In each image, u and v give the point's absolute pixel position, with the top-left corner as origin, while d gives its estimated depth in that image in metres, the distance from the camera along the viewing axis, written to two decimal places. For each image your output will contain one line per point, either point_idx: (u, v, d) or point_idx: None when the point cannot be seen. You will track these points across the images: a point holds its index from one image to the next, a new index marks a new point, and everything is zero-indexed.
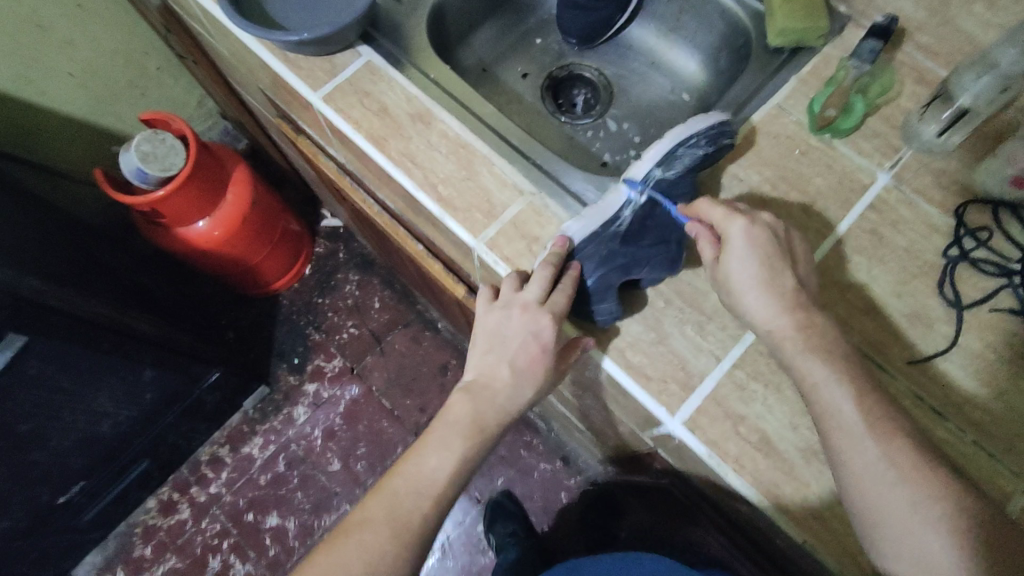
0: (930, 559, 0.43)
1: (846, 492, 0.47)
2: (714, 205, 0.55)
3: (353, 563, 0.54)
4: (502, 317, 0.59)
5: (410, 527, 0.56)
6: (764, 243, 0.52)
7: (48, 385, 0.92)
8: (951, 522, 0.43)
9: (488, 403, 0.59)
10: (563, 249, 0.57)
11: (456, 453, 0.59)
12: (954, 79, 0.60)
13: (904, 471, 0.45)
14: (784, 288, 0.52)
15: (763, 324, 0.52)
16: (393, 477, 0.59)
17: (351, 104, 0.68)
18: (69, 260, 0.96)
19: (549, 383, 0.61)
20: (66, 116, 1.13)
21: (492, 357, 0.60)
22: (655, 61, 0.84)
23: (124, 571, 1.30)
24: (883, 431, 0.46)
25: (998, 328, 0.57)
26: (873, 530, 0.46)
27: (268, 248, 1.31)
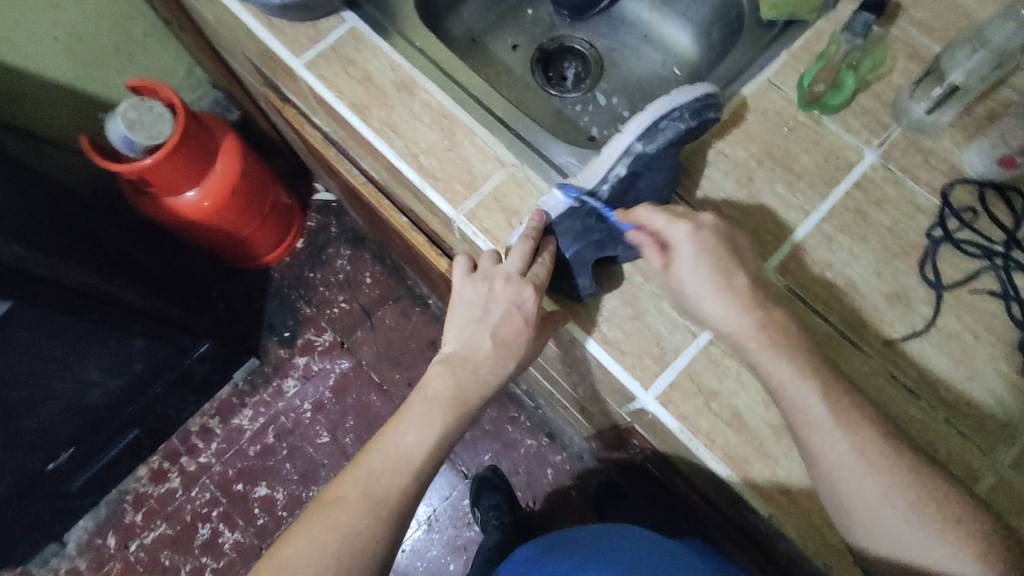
0: (901, 539, 0.47)
1: (819, 481, 0.50)
2: (655, 213, 0.54)
3: (330, 542, 0.53)
4: (483, 290, 0.59)
5: (387, 503, 0.55)
6: (711, 247, 0.53)
7: (35, 353, 0.91)
8: (917, 504, 0.47)
9: (470, 376, 0.58)
10: (541, 223, 0.57)
11: (436, 426, 0.58)
12: (946, 56, 0.60)
13: (872, 460, 0.48)
14: (738, 289, 0.53)
15: (724, 329, 0.53)
16: (369, 454, 0.58)
17: (335, 71, 0.67)
18: (48, 228, 0.94)
19: (532, 355, 0.60)
20: (49, 80, 1.11)
21: (474, 328, 0.59)
22: (647, 35, 0.83)
23: (115, 537, 1.31)
24: (849, 422, 0.49)
25: (977, 309, 0.57)
26: (847, 517, 0.49)
27: (258, 220, 1.30)
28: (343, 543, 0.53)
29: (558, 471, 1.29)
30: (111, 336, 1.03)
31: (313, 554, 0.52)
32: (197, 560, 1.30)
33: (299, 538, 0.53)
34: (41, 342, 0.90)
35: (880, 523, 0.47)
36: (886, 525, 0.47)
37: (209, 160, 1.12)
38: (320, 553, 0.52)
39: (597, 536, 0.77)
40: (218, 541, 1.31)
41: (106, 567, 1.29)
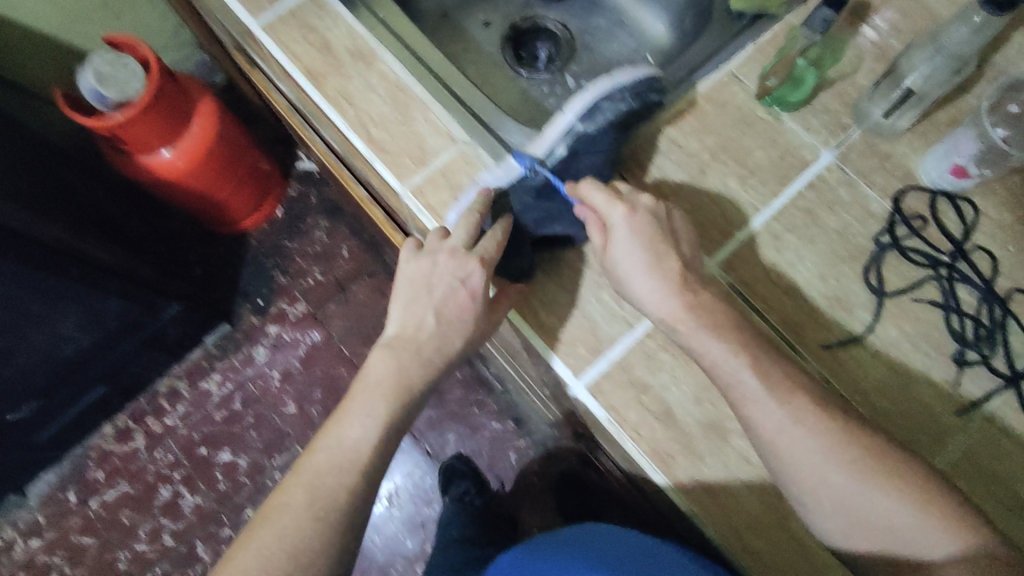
0: (842, 495, 0.47)
1: (762, 454, 0.50)
2: (598, 189, 0.54)
3: (278, 553, 0.50)
4: (427, 265, 0.57)
5: (333, 506, 0.52)
6: (647, 229, 0.53)
7: (17, 308, 0.92)
8: (853, 460, 0.47)
9: (412, 355, 0.56)
10: (486, 199, 0.57)
11: (378, 419, 0.55)
12: (903, 60, 0.58)
13: (808, 425, 0.48)
14: (667, 272, 0.53)
15: (656, 313, 0.53)
16: (312, 454, 0.55)
17: (293, 36, 0.66)
18: (27, 179, 0.92)
19: (480, 334, 0.58)
20: (27, 29, 1.10)
21: (418, 307, 0.57)
22: (622, 20, 0.82)
23: (76, 493, 1.32)
24: (783, 392, 0.49)
25: (917, 318, 0.56)
26: (792, 486, 0.48)
27: (232, 185, 1.28)
28: (291, 555, 0.50)
29: (521, 456, 1.29)
30: (86, 294, 1.03)
31: (260, 565, 0.49)
32: (157, 521, 1.31)
33: (246, 552, 0.50)
34: (21, 295, 0.91)
35: (827, 487, 0.47)
36: (833, 488, 0.47)
37: (184, 122, 1.10)
38: (267, 565, 0.49)
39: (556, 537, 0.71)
40: (178, 503, 1.32)
41: (66, 522, 1.30)
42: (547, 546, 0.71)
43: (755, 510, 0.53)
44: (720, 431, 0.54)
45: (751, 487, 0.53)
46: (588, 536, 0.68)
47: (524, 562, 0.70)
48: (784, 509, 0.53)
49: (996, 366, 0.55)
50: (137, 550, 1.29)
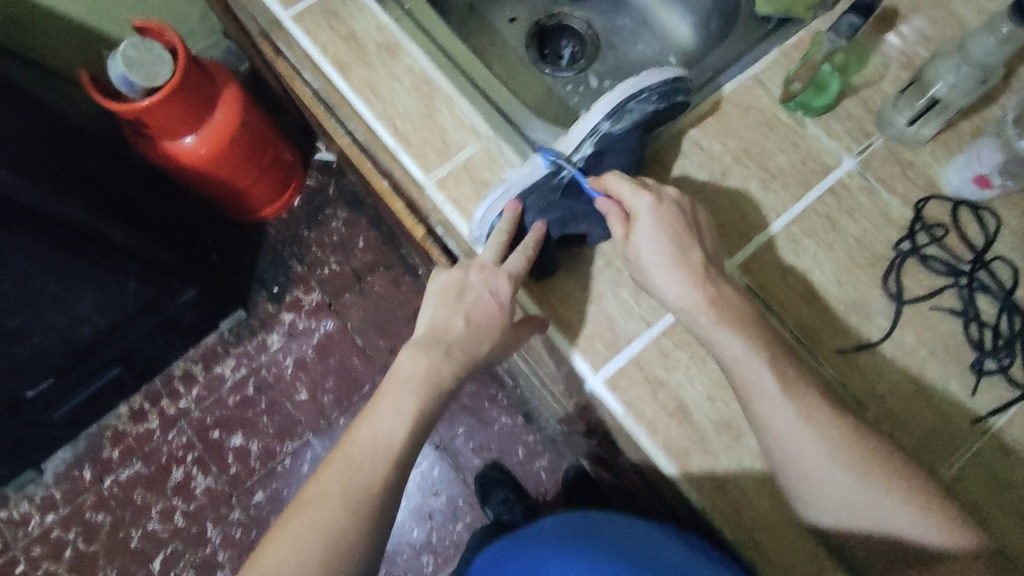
0: (844, 495, 0.48)
1: (772, 454, 0.50)
2: (622, 180, 0.55)
3: (311, 549, 0.46)
4: (457, 275, 0.56)
5: (369, 498, 0.49)
6: (670, 221, 0.53)
7: (33, 287, 0.95)
8: (858, 462, 0.48)
9: (442, 354, 0.54)
10: (515, 214, 0.56)
11: (411, 411, 0.52)
12: (931, 67, 0.58)
13: (818, 426, 0.49)
14: (694, 263, 0.53)
15: (678, 305, 0.53)
16: (345, 447, 0.52)
17: (321, 27, 0.67)
18: (43, 160, 0.93)
19: (506, 347, 0.56)
20: (57, 13, 1.12)
21: (447, 311, 0.55)
22: (647, 20, 0.82)
23: (91, 470, 1.34)
24: (796, 392, 0.50)
25: (934, 326, 0.56)
26: (801, 486, 0.49)
27: (255, 174, 1.30)
28: (325, 551, 0.46)
29: (530, 451, 1.30)
30: (102, 272, 1.04)
31: (294, 561, 0.45)
32: (169, 501, 1.33)
33: (277, 547, 0.46)
34: (33, 274, 0.93)
35: (836, 489, 0.48)
36: (842, 490, 0.48)
37: (208, 109, 1.12)
38: (301, 556, 0.45)
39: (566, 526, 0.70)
40: (190, 485, 1.34)
41: (80, 499, 1.33)
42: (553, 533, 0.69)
43: (767, 511, 0.53)
44: (732, 431, 0.55)
45: (762, 487, 0.54)
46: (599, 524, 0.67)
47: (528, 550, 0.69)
48: (796, 509, 0.53)
49: (1013, 376, 0.55)
50: (148, 529, 1.31)
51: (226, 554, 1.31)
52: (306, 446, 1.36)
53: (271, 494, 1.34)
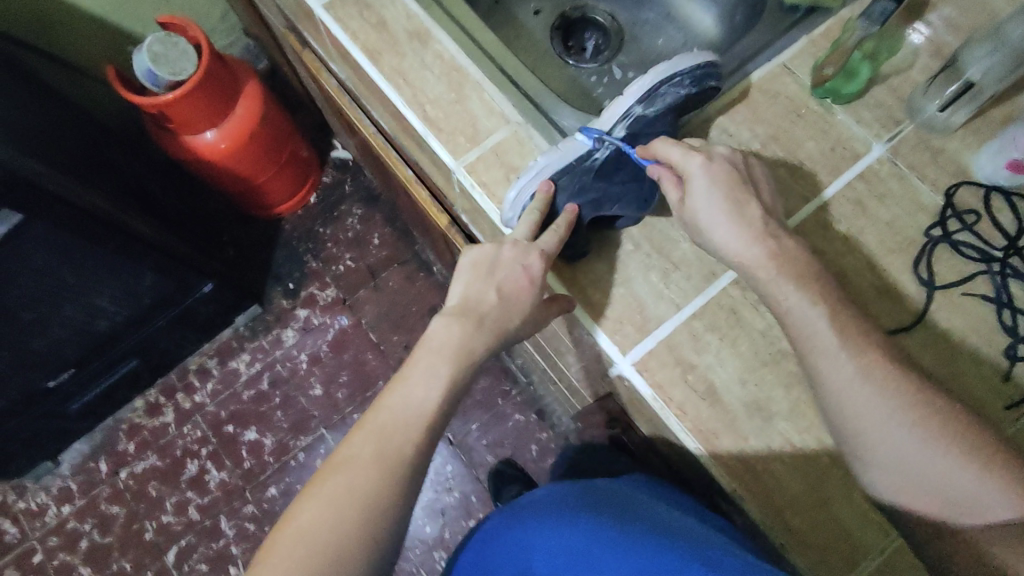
0: (900, 450, 0.48)
1: (828, 408, 0.50)
2: (669, 145, 0.56)
3: (348, 507, 0.47)
4: (490, 250, 0.57)
5: (402, 460, 0.50)
6: (724, 178, 0.54)
7: (51, 277, 0.96)
8: (917, 417, 0.48)
9: (475, 323, 0.55)
10: (548, 195, 0.57)
11: (443, 377, 0.53)
12: (963, 53, 0.58)
13: (876, 379, 0.48)
14: (752, 219, 0.53)
15: (737, 261, 0.54)
16: (376, 412, 0.53)
17: (351, 15, 0.67)
18: (64, 151, 0.93)
19: (535, 323, 0.57)
20: (83, 9, 1.13)
21: (479, 284, 0.56)
22: (671, 13, 0.83)
23: (106, 463, 1.35)
24: (855, 345, 0.50)
25: (966, 311, 0.56)
26: (854, 441, 0.49)
27: (272, 169, 1.30)
28: (360, 509, 0.47)
29: (543, 448, 1.30)
30: (125, 263, 1.04)
31: (331, 518, 0.47)
32: (183, 495, 1.33)
33: (314, 506, 0.47)
34: (51, 262, 0.93)
35: (890, 445, 0.48)
36: (897, 447, 0.48)
37: (230, 104, 1.13)
38: (339, 517, 0.47)
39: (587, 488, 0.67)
40: (204, 478, 1.34)
41: (95, 492, 1.33)
42: (554, 500, 0.65)
43: (798, 493, 0.53)
44: (763, 414, 0.55)
45: (793, 467, 0.54)
46: (603, 496, 0.64)
47: (523, 514, 0.64)
48: (827, 492, 0.53)
49: None
50: (162, 522, 1.32)
51: (239, 547, 1.30)
52: (319, 441, 1.36)
53: (285, 488, 1.34)
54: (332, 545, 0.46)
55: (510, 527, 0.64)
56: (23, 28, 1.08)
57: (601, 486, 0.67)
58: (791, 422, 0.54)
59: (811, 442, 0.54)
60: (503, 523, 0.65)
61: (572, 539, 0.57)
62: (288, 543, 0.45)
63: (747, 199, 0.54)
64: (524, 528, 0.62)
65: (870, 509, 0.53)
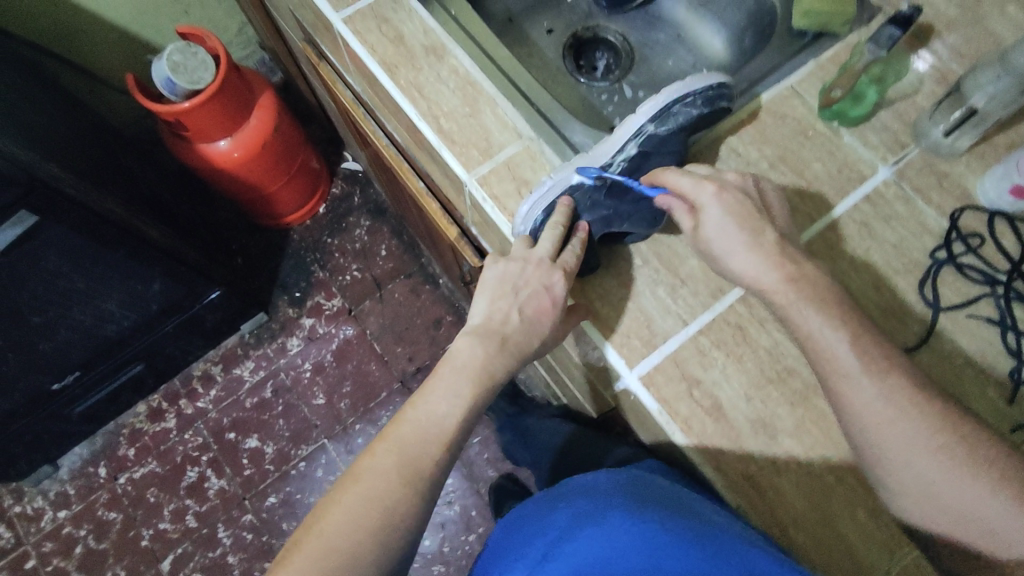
0: (928, 478, 0.48)
1: (851, 430, 0.50)
2: (681, 175, 0.56)
3: (366, 516, 0.49)
4: (514, 267, 0.58)
5: (421, 473, 0.52)
6: (737, 207, 0.54)
7: (62, 281, 0.97)
8: (944, 445, 0.47)
9: (496, 345, 0.56)
10: (569, 208, 0.58)
11: (465, 396, 0.55)
12: (969, 78, 0.59)
13: (901, 406, 0.48)
14: (768, 247, 0.53)
15: (754, 284, 0.54)
16: (397, 424, 0.54)
17: (369, 29, 0.69)
18: (82, 159, 0.95)
19: (553, 340, 0.59)
20: (105, 19, 1.16)
21: (503, 303, 0.58)
22: (682, 35, 0.85)
23: (106, 468, 1.35)
24: (877, 370, 0.49)
25: (971, 333, 0.56)
26: (877, 462, 0.49)
27: (285, 178, 1.32)
28: (378, 519, 0.49)
29: None
30: (136, 268, 1.05)
31: (350, 524, 0.49)
32: (181, 502, 1.33)
33: (337, 512, 0.50)
34: (63, 266, 0.94)
35: (913, 468, 0.48)
36: (919, 471, 0.48)
37: (245, 113, 1.15)
38: (358, 525, 0.49)
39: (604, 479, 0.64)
40: (203, 486, 1.34)
41: (94, 496, 1.33)
42: (600, 487, 0.63)
43: (801, 510, 0.54)
44: (768, 430, 0.55)
45: (798, 485, 0.54)
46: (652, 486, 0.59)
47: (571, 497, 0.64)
48: (830, 509, 0.53)
49: None
50: (159, 529, 1.31)
51: (236, 557, 1.29)
52: (321, 450, 1.36)
53: (283, 497, 1.33)
54: (349, 551, 0.48)
55: (553, 509, 0.64)
56: (45, 36, 1.11)
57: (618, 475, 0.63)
58: (796, 439, 0.55)
59: (815, 459, 0.54)
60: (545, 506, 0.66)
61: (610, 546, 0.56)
62: (310, 547, 0.47)
63: (763, 225, 0.54)
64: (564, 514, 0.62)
65: (876, 529, 0.53)
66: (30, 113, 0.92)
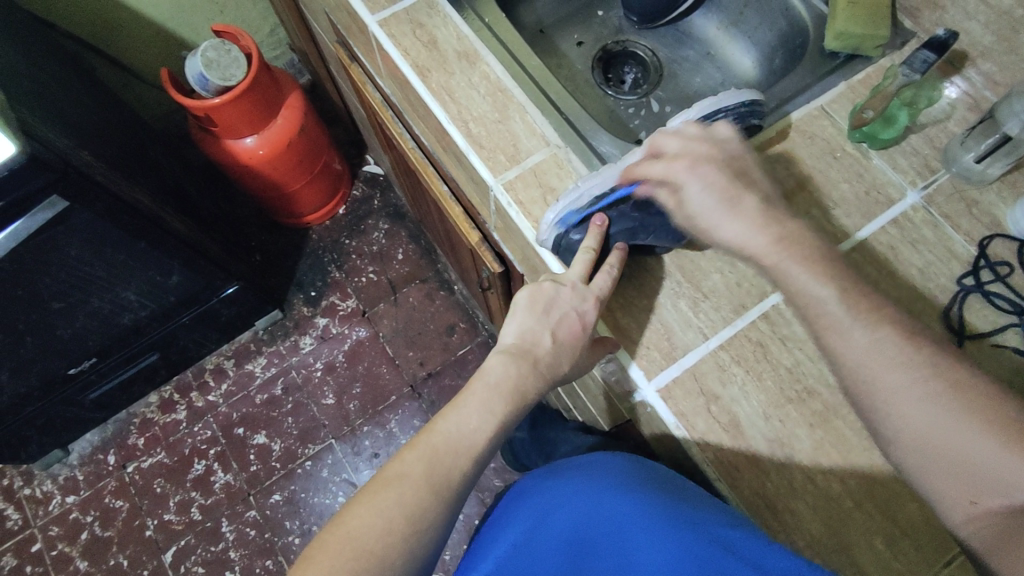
0: (918, 423, 0.46)
1: (844, 382, 0.49)
2: (652, 164, 0.55)
3: (396, 520, 0.50)
4: (547, 288, 0.59)
5: (450, 484, 0.53)
6: (716, 178, 0.54)
7: (84, 269, 0.97)
8: (935, 389, 0.46)
9: (530, 366, 0.58)
10: (602, 232, 0.58)
11: (498, 414, 0.56)
12: (1004, 105, 0.58)
13: (891, 354, 0.47)
14: (749, 212, 0.53)
15: (741, 251, 0.53)
16: (429, 433, 0.55)
17: (404, 33, 0.70)
18: (108, 149, 0.96)
19: (583, 366, 0.60)
20: (143, 15, 1.19)
21: (535, 324, 0.59)
22: (711, 53, 0.85)
23: (115, 456, 1.36)
24: (869, 322, 0.48)
25: (997, 363, 0.56)
26: (874, 417, 0.48)
27: (307, 178, 1.33)
28: (407, 523, 0.50)
29: None
30: (158, 259, 1.05)
31: (381, 525, 0.49)
32: (187, 494, 1.33)
33: (367, 513, 0.49)
34: (85, 255, 0.95)
35: (911, 419, 0.46)
36: (916, 422, 0.46)
37: (272, 113, 1.16)
38: (388, 528, 0.49)
39: (589, 466, 0.65)
40: (210, 479, 1.34)
41: (101, 484, 1.34)
42: (604, 471, 0.63)
43: (818, 534, 0.53)
44: (786, 450, 0.54)
45: (816, 509, 0.53)
46: (657, 477, 0.59)
47: (571, 475, 0.66)
48: (847, 536, 0.52)
49: None
50: (163, 519, 1.31)
51: (237, 552, 1.29)
52: (327, 450, 1.36)
53: (288, 495, 1.33)
54: (378, 554, 0.48)
55: (553, 487, 0.65)
56: (85, 28, 1.14)
57: (604, 465, 0.64)
58: (813, 461, 0.54)
59: (833, 483, 0.53)
60: (547, 479, 0.68)
61: (608, 526, 0.59)
62: (339, 544, 0.48)
63: (741, 190, 0.54)
64: (562, 491, 0.64)
65: (893, 560, 0.52)
66: (63, 101, 0.93)
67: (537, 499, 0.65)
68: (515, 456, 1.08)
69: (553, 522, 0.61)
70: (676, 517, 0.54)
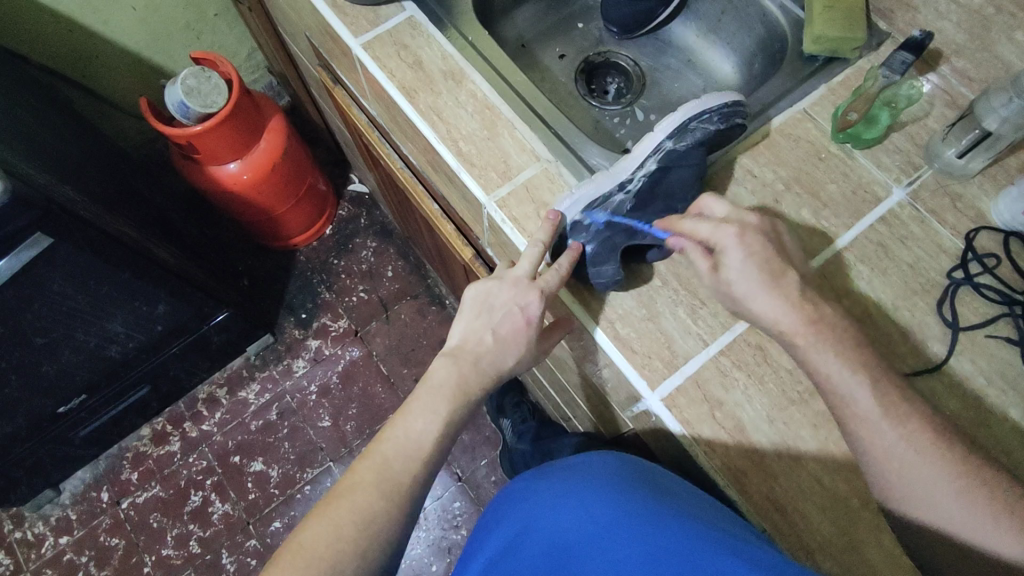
0: (945, 515, 0.48)
1: (872, 474, 0.50)
2: (698, 221, 0.55)
3: (347, 526, 0.50)
4: (491, 287, 0.60)
5: (400, 489, 0.53)
6: (759, 249, 0.53)
7: (67, 305, 0.95)
8: (960, 483, 0.47)
9: (471, 364, 0.58)
10: (575, 254, 0.58)
11: (440, 416, 0.56)
12: (981, 102, 0.60)
13: (919, 450, 0.48)
14: (786, 289, 0.52)
15: (785, 284, 0.53)
16: (379, 443, 0.56)
17: (388, 55, 0.70)
18: (88, 179, 0.95)
19: (532, 355, 0.61)
20: (120, 45, 1.18)
21: (478, 325, 0.60)
22: (691, 60, 0.87)
23: (109, 492, 1.33)
24: (893, 410, 0.49)
25: (991, 353, 0.57)
26: (902, 506, 0.49)
27: (292, 201, 1.32)
28: (358, 530, 0.51)
29: None
30: (143, 288, 1.03)
31: (329, 535, 0.50)
32: (185, 527, 1.30)
33: (319, 525, 0.51)
34: (67, 291, 0.93)
35: (939, 512, 0.48)
36: (944, 514, 0.48)
37: (255, 138, 1.16)
38: (338, 537, 0.50)
39: (582, 465, 0.65)
40: (208, 510, 1.32)
41: (95, 522, 1.31)
42: (596, 468, 0.64)
43: (828, 534, 0.53)
44: (792, 452, 0.55)
45: (823, 508, 0.53)
46: (645, 476, 0.61)
47: (562, 475, 0.65)
48: (857, 535, 0.53)
49: None
50: (162, 554, 1.28)
51: None
52: (326, 473, 1.34)
53: (289, 522, 1.31)
54: (329, 560, 0.49)
55: (550, 485, 0.65)
56: (60, 61, 1.13)
57: (595, 463, 0.64)
58: (819, 461, 0.55)
59: (839, 483, 0.54)
60: (535, 483, 0.67)
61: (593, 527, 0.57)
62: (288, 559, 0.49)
63: (782, 270, 0.53)
64: (558, 488, 0.63)
65: (901, 553, 0.52)
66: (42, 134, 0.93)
67: (536, 500, 0.63)
68: (517, 468, 1.09)
69: (549, 525, 0.60)
70: (658, 511, 0.55)
